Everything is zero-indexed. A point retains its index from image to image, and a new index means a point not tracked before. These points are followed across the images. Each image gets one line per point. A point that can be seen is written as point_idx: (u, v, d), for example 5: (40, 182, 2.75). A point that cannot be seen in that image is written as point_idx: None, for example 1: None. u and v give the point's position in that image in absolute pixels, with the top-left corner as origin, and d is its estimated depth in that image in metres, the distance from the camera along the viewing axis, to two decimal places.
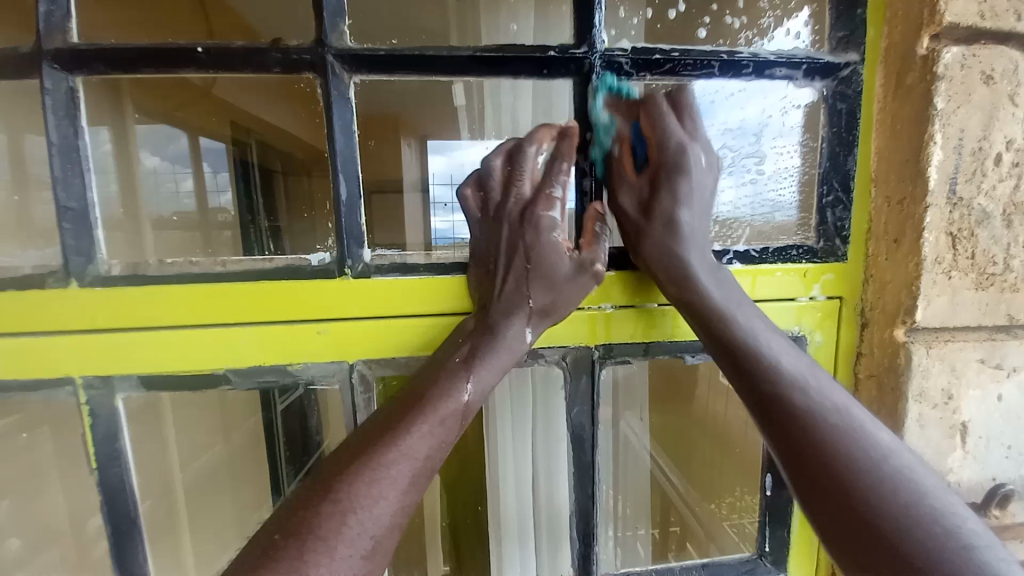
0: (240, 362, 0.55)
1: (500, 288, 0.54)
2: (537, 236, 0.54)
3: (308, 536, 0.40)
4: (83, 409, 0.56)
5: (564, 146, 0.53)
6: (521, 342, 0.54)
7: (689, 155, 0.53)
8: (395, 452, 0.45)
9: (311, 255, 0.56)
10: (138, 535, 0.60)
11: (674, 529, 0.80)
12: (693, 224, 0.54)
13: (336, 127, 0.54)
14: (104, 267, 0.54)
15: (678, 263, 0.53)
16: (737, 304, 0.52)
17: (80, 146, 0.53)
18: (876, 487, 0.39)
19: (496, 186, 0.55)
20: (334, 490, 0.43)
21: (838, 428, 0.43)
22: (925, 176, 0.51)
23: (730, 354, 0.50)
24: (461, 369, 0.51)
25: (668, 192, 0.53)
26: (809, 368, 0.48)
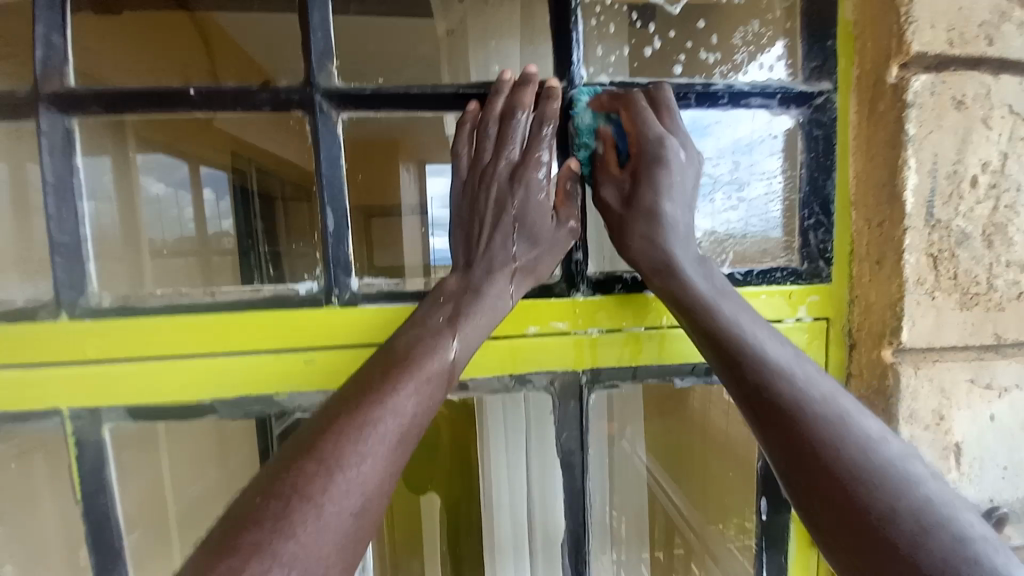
0: (225, 393, 0.55)
1: (484, 245, 0.56)
2: (522, 194, 0.55)
3: (292, 497, 0.38)
4: (69, 442, 0.56)
5: (547, 110, 0.54)
6: (506, 304, 0.55)
7: (667, 146, 0.53)
8: (381, 411, 0.45)
9: (299, 285, 0.57)
10: (122, 563, 0.60)
11: (678, 551, 0.79)
12: (674, 221, 0.54)
13: (324, 160, 0.55)
14: (95, 300, 0.55)
15: (661, 260, 0.53)
16: (721, 292, 0.52)
17: (75, 184, 0.55)
18: (866, 475, 0.38)
19: (487, 146, 0.56)
20: (319, 451, 0.41)
21: (824, 416, 0.42)
22: (901, 199, 0.52)
23: (716, 343, 0.49)
24: (446, 328, 0.52)
25: (647, 183, 0.54)
26: (796, 359, 0.47)
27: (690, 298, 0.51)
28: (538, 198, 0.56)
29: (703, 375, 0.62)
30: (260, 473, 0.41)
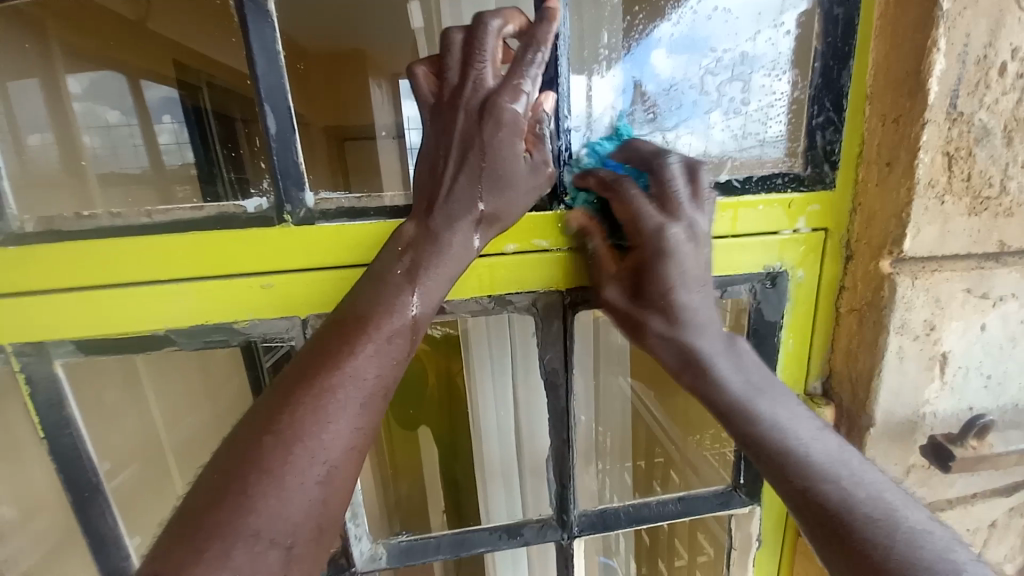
0: (181, 320, 0.52)
1: (449, 187, 0.47)
2: (494, 129, 0.45)
3: (252, 471, 0.38)
4: (19, 377, 0.53)
5: (539, 33, 0.45)
6: (469, 250, 0.48)
7: (669, 236, 0.47)
8: (339, 375, 0.42)
9: (247, 201, 0.51)
10: (103, 500, 0.58)
11: (658, 460, 0.82)
12: (688, 315, 0.49)
13: (257, 51, 0.47)
14: (16, 224, 0.49)
15: (683, 355, 0.49)
16: (759, 390, 0.48)
17: None
18: (902, 557, 0.36)
19: (454, 64, 0.46)
20: (275, 423, 0.40)
21: (873, 518, 0.39)
22: (925, 88, 0.46)
23: (746, 432, 0.46)
24: (404, 283, 0.46)
25: (654, 281, 0.48)
26: (839, 451, 0.44)
27: (724, 401, 0.48)
28: (512, 130, 0.45)
29: None
30: (226, 439, 0.41)
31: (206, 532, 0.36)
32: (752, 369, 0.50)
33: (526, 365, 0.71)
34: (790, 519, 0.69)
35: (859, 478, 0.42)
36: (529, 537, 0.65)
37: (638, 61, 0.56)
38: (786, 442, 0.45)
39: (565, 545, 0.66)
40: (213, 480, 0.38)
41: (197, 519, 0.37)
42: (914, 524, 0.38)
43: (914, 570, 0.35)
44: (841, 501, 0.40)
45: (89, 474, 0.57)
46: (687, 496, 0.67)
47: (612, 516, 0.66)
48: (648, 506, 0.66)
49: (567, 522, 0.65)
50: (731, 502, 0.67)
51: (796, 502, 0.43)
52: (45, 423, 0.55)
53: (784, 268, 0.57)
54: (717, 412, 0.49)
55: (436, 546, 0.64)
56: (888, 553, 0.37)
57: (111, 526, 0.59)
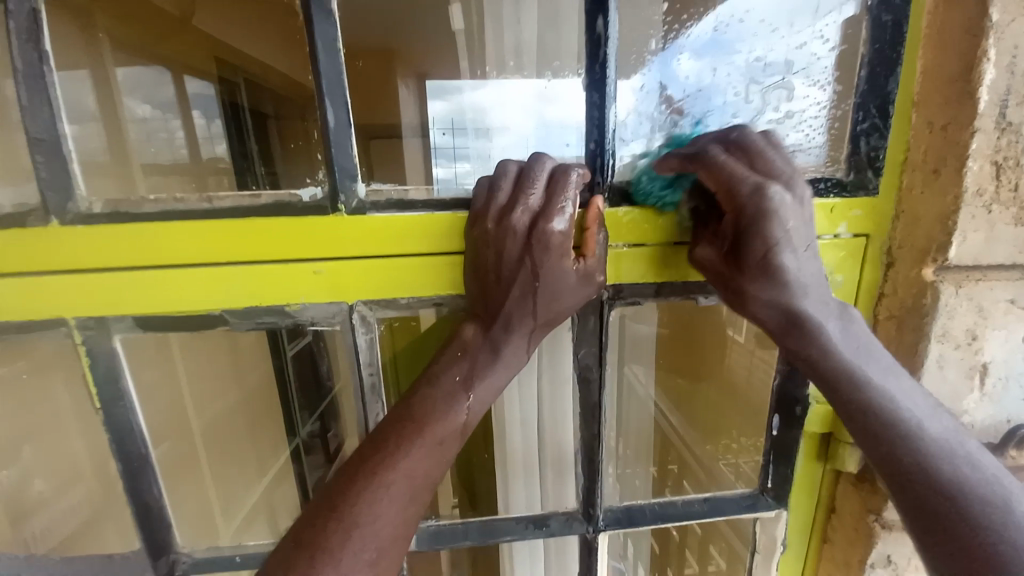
0: (235, 303, 0.54)
1: (502, 303, 0.51)
2: (542, 252, 0.49)
3: (317, 552, 0.41)
4: (79, 350, 0.55)
5: (565, 170, 0.49)
6: (520, 358, 0.52)
7: (771, 197, 0.45)
8: (395, 472, 0.45)
9: (301, 190, 0.53)
10: (151, 473, 0.61)
11: (671, 468, 0.82)
12: (796, 277, 0.48)
13: (319, 46, 0.49)
14: (84, 205, 0.51)
15: (788, 318, 0.49)
16: (866, 354, 0.47)
17: (46, 72, 0.49)
18: (1011, 544, 0.36)
19: (503, 193, 0.50)
20: (338, 509, 0.43)
21: (990, 502, 0.38)
22: (976, 96, 0.46)
23: (848, 394, 0.46)
24: (461, 390, 0.50)
25: (757, 237, 0.47)
26: (951, 431, 0.43)
27: (827, 365, 0.47)
28: (559, 249, 0.49)
29: None
30: (289, 531, 0.43)
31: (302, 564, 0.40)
32: (857, 343, 0.48)
33: (553, 360, 0.70)
34: (819, 524, 0.68)
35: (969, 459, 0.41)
36: (554, 528, 0.66)
37: (664, 64, 0.57)
38: (900, 416, 0.44)
39: (589, 538, 0.67)
40: (283, 559, 0.41)
41: (291, 554, 0.41)
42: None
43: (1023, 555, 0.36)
44: (945, 479, 0.40)
45: (139, 447, 0.60)
46: (712, 496, 0.68)
47: (637, 512, 0.66)
48: (674, 504, 0.67)
49: (592, 516, 0.66)
50: (758, 506, 0.67)
51: (896, 474, 0.42)
52: (101, 395, 0.57)
53: (822, 272, 0.57)
54: (817, 378, 0.48)
55: (464, 532, 0.65)
56: (1007, 540, 0.36)
57: (157, 497, 0.62)
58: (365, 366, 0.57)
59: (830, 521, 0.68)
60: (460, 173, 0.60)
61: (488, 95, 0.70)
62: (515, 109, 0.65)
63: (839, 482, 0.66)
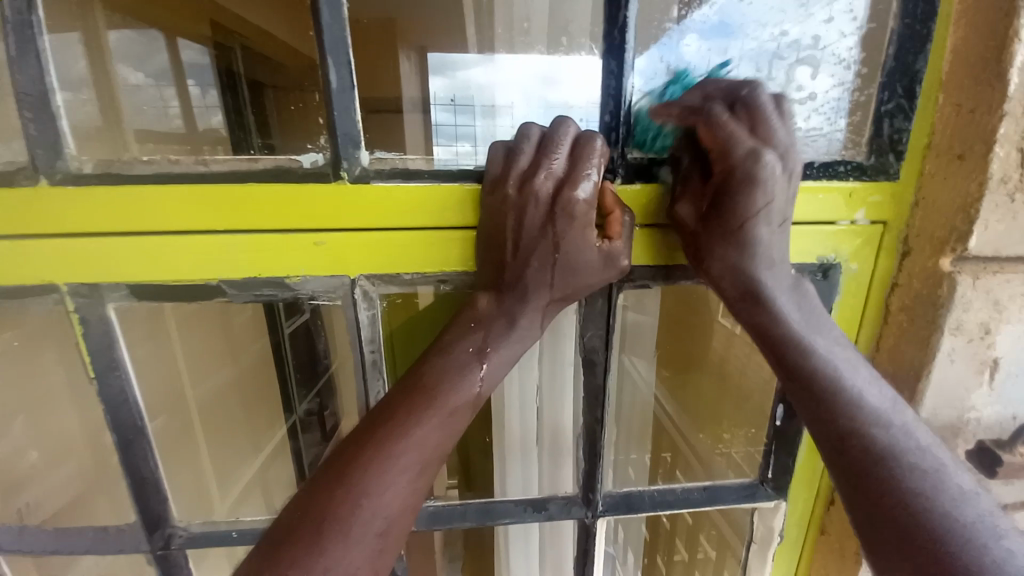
0: (233, 272, 0.52)
1: (521, 272, 0.50)
2: (563, 220, 0.48)
3: (324, 520, 0.40)
4: (73, 317, 0.54)
5: (590, 135, 0.48)
6: (535, 330, 0.51)
7: (765, 163, 0.44)
8: (405, 441, 0.44)
9: (302, 156, 0.51)
10: (146, 442, 0.60)
11: (665, 456, 0.82)
12: (765, 252, 0.48)
13: (324, 2, 0.46)
14: (75, 165, 0.49)
15: (749, 286, 0.48)
16: (812, 325, 0.48)
17: (34, 21, 0.46)
18: (935, 514, 0.38)
19: (525, 158, 0.49)
20: (347, 476, 0.42)
21: (919, 470, 0.40)
22: (1007, 79, 0.44)
23: (798, 363, 0.46)
24: (474, 360, 0.49)
25: (738, 203, 0.46)
26: (892, 402, 0.44)
27: (777, 334, 0.48)
28: (581, 219, 0.48)
29: None
30: (299, 492, 0.43)
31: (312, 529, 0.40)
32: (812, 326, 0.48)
33: (555, 346, 0.69)
34: (816, 514, 0.69)
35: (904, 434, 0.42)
36: (553, 513, 0.66)
37: (674, 43, 0.54)
38: (841, 384, 0.44)
39: (588, 523, 0.67)
40: (291, 525, 0.40)
41: (300, 517, 0.41)
42: (953, 479, 0.40)
43: (948, 519, 0.38)
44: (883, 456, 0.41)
45: (134, 416, 0.58)
46: (713, 485, 0.67)
47: (635, 498, 0.66)
48: (673, 491, 0.67)
49: (591, 501, 0.65)
50: (757, 495, 0.67)
51: (836, 440, 0.43)
52: (94, 363, 0.56)
53: (837, 259, 0.55)
54: (769, 349, 0.48)
55: (462, 514, 0.65)
56: (928, 502, 0.39)
57: (153, 467, 0.61)
58: (366, 341, 0.56)
59: (828, 513, 0.68)
60: (460, 153, 0.57)
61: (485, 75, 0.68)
62: (524, 83, 0.62)
63: None
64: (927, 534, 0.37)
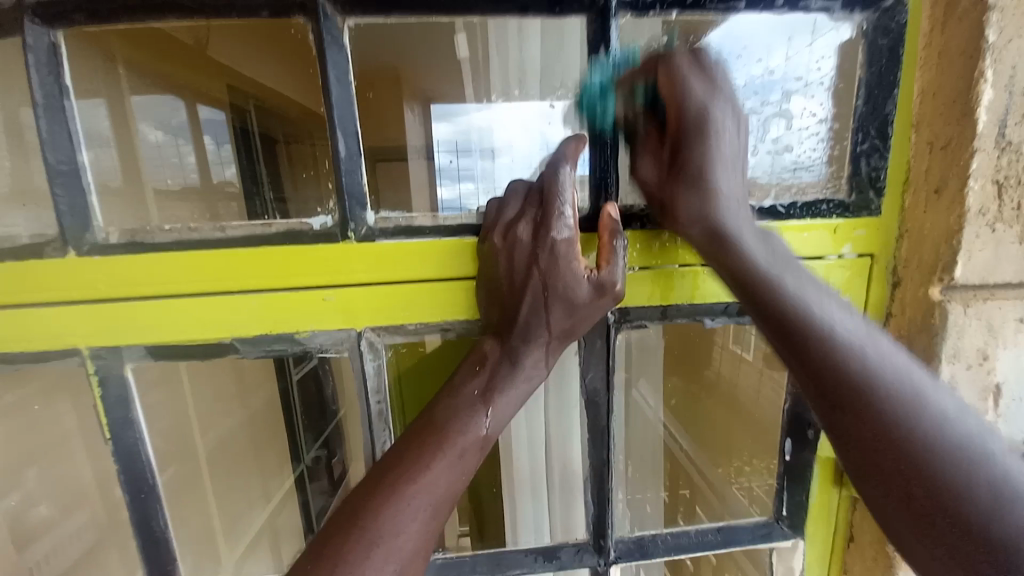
0: (246, 330, 0.54)
1: (517, 313, 0.52)
2: (547, 259, 0.50)
3: (336, 567, 0.40)
4: (92, 378, 0.56)
5: (565, 154, 0.50)
6: (539, 372, 0.53)
7: (713, 109, 0.49)
8: (416, 486, 0.45)
9: (312, 220, 0.54)
10: (157, 501, 0.60)
11: (683, 493, 0.81)
12: (735, 225, 0.50)
13: (331, 79, 0.50)
14: (102, 235, 0.52)
15: (713, 231, 0.50)
16: (779, 263, 0.49)
17: (66, 106, 0.51)
18: (926, 433, 0.37)
19: (510, 210, 0.53)
20: (360, 521, 0.43)
21: (896, 395, 0.39)
22: (974, 116, 0.47)
23: (761, 295, 0.47)
24: (479, 402, 0.50)
25: (695, 150, 0.50)
26: (868, 330, 0.43)
27: (748, 270, 0.48)
28: (565, 257, 0.50)
29: (735, 314, 0.59)
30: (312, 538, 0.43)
31: None
32: (811, 291, 0.47)
33: (560, 385, 0.71)
34: (837, 554, 0.66)
35: (934, 399, 0.38)
36: (565, 561, 0.65)
37: None
38: (813, 320, 0.44)
39: (600, 571, 0.66)
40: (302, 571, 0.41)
41: (311, 564, 0.41)
42: (944, 405, 0.38)
43: (928, 441, 0.37)
44: (950, 481, 0.35)
45: (147, 473, 0.59)
46: (727, 525, 0.66)
47: (649, 543, 0.65)
48: (687, 534, 0.65)
49: (603, 548, 0.64)
50: (774, 535, 0.66)
51: (811, 373, 0.43)
52: (110, 422, 0.57)
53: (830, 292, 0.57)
54: (745, 296, 0.49)
55: (472, 564, 0.64)
56: (911, 420, 0.38)
57: (163, 523, 0.61)
58: (373, 392, 0.58)
59: (849, 549, 0.65)
60: (465, 193, 0.62)
61: (494, 117, 0.70)
62: (518, 130, 0.66)
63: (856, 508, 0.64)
64: (901, 439, 0.37)
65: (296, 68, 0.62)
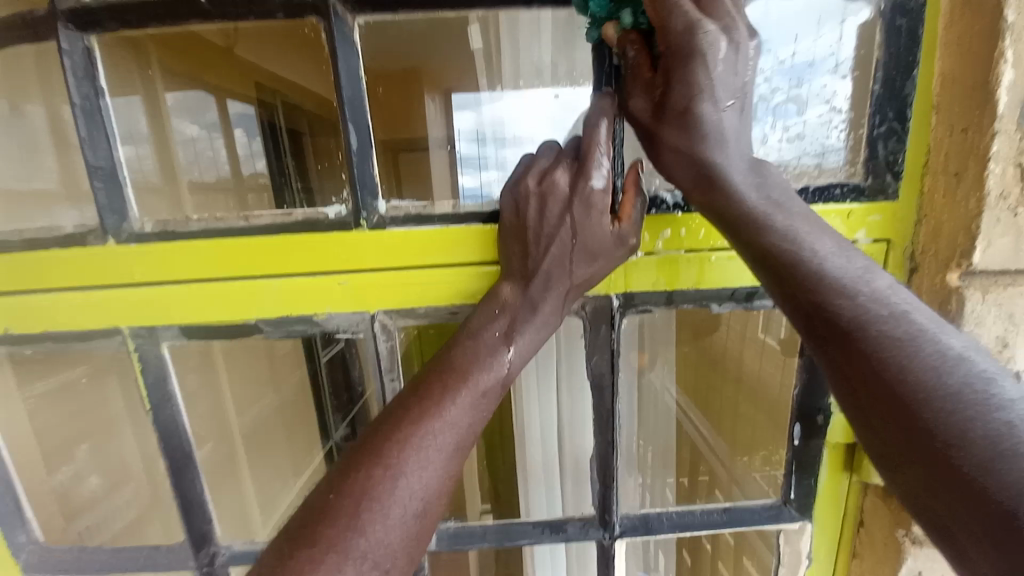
0: (269, 312, 0.58)
1: (545, 257, 0.53)
2: (582, 209, 0.51)
3: (362, 500, 0.43)
4: (133, 357, 0.60)
5: (605, 105, 0.51)
6: (557, 318, 0.55)
7: (703, 32, 0.43)
8: (439, 422, 0.47)
9: (328, 209, 0.57)
10: (194, 471, 0.65)
11: (702, 478, 0.82)
12: (717, 133, 0.46)
13: (343, 75, 0.52)
14: (137, 225, 0.56)
15: (703, 170, 0.47)
16: (767, 187, 0.46)
17: (100, 105, 0.54)
18: (909, 357, 0.37)
19: (545, 162, 0.54)
20: (385, 457, 0.45)
21: (882, 321, 0.39)
22: (995, 97, 0.45)
23: (728, 204, 0.46)
24: (502, 343, 0.52)
25: (682, 83, 0.45)
26: (836, 243, 0.44)
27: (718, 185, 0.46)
28: (599, 207, 0.52)
29: (742, 300, 0.59)
30: (332, 470, 0.47)
31: (323, 546, 0.41)
32: (781, 199, 0.46)
33: (571, 370, 0.72)
34: (846, 539, 0.66)
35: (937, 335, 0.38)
36: (571, 534, 0.67)
37: None
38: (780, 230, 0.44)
39: (606, 545, 0.67)
40: (321, 507, 0.44)
41: (332, 498, 0.44)
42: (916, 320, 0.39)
43: (913, 362, 0.37)
44: (928, 406, 0.36)
45: (184, 446, 0.64)
46: (733, 507, 0.66)
47: (654, 519, 0.66)
48: (693, 513, 0.66)
49: (609, 522, 0.66)
50: (782, 517, 0.66)
51: (790, 295, 0.43)
52: (151, 398, 0.62)
53: None
54: (701, 191, 0.47)
55: (482, 533, 0.67)
56: (900, 347, 0.38)
57: (199, 492, 0.66)
58: (386, 370, 0.61)
59: (858, 536, 0.65)
60: (488, 182, 0.62)
61: (504, 108, 0.70)
62: (531, 115, 0.66)
63: (867, 493, 0.63)
64: (892, 372, 0.38)
65: (314, 64, 0.64)
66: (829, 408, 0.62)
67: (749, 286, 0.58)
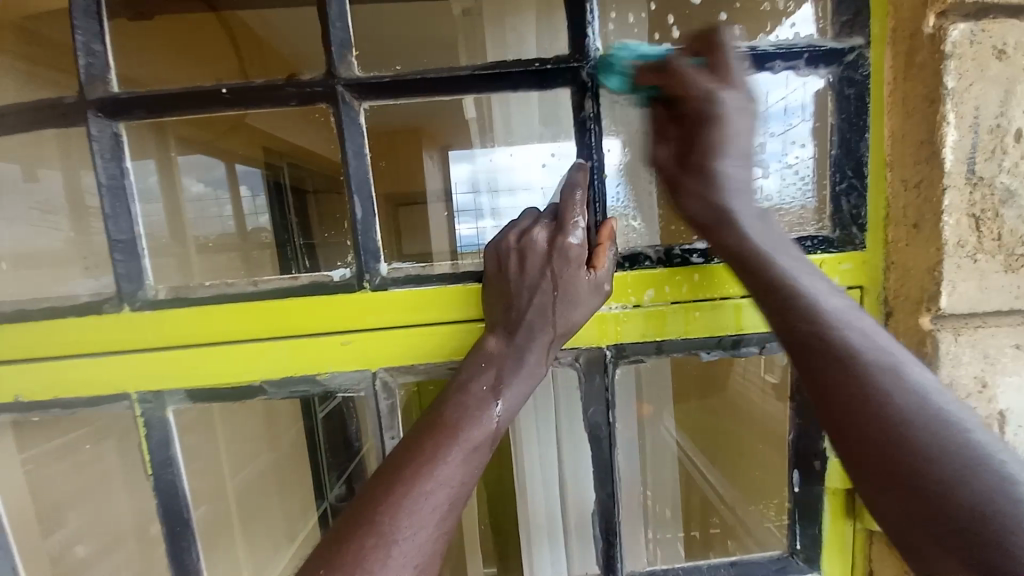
0: (273, 372, 0.60)
1: (527, 310, 0.56)
2: (561, 262, 0.55)
3: (356, 569, 0.43)
4: (139, 422, 0.61)
5: (576, 175, 0.56)
6: (542, 369, 0.57)
7: (718, 100, 0.49)
8: (431, 481, 0.48)
9: (333, 272, 0.60)
10: (191, 537, 0.64)
11: (715, 531, 0.77)
12: (732, 183, 0.51)
13: (350, 153, 0.58)
14: (152, 293, 0.59)
15: (718, 214, 0.51)
16: (778, 247, 0.50)
17: (126, 183, 0.59)
18: (919, 424, 0.39)
19: (526, 220, 0.59)
20: (377, 523, 0.45)
21: (882, 367, 0.42)
22: (941, 156, 0.50)
23: (757, 271, 0.49)
24: (490, 396, 0.54)
25: (701, 139, 0.51)
26: (848, 307, 0.46)
27: (732, 240, 0.50)
28: (577, 259, 0.56)
29: (730, 348, 0.61)
30: (321, 542, 0.46)
31: None
32: (795, 266, 0.49)
33: (569, 421, 0.71)
34: None
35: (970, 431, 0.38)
36: None
37: None
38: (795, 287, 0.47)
39: None
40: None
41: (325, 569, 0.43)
42: (919, 377, 0.41)
43: (919, 427, 0.38)
44: (938, 479, 0.36)
45: (182, 510, 0.64)
46: (739, 560, 0.68)
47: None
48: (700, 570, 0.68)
49: None
50: (790, 569, 0.66)
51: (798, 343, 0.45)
52: (153, 461, 0.62)
53: None
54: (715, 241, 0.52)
55: None
56: (902, 405, 0.40)
57: (195, 558, 0.65)
58: (387, 428, 0.62)
59: None
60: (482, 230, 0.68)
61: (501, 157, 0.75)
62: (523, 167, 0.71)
63: (873, 542, 0.63)
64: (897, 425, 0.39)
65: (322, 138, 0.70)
66: (825, 451, 0.63)
67: (736, 333, 0.60)
